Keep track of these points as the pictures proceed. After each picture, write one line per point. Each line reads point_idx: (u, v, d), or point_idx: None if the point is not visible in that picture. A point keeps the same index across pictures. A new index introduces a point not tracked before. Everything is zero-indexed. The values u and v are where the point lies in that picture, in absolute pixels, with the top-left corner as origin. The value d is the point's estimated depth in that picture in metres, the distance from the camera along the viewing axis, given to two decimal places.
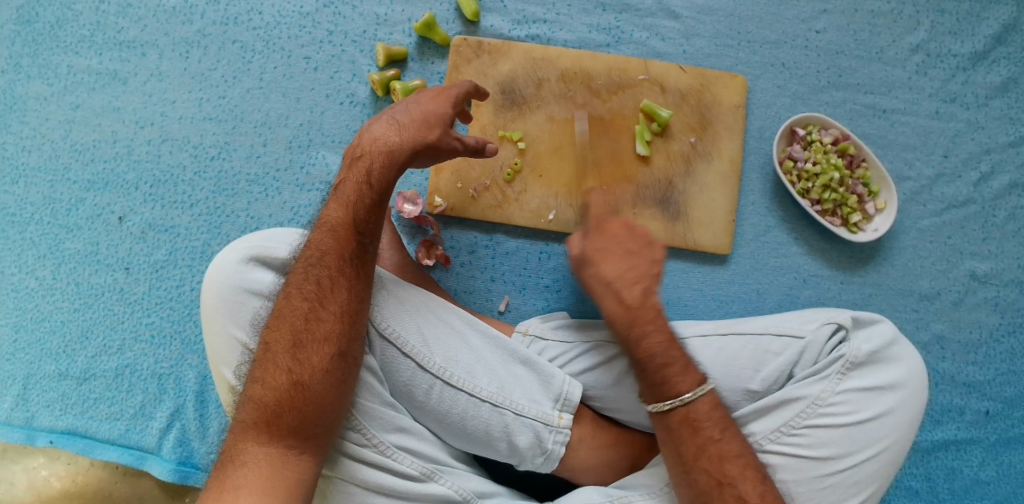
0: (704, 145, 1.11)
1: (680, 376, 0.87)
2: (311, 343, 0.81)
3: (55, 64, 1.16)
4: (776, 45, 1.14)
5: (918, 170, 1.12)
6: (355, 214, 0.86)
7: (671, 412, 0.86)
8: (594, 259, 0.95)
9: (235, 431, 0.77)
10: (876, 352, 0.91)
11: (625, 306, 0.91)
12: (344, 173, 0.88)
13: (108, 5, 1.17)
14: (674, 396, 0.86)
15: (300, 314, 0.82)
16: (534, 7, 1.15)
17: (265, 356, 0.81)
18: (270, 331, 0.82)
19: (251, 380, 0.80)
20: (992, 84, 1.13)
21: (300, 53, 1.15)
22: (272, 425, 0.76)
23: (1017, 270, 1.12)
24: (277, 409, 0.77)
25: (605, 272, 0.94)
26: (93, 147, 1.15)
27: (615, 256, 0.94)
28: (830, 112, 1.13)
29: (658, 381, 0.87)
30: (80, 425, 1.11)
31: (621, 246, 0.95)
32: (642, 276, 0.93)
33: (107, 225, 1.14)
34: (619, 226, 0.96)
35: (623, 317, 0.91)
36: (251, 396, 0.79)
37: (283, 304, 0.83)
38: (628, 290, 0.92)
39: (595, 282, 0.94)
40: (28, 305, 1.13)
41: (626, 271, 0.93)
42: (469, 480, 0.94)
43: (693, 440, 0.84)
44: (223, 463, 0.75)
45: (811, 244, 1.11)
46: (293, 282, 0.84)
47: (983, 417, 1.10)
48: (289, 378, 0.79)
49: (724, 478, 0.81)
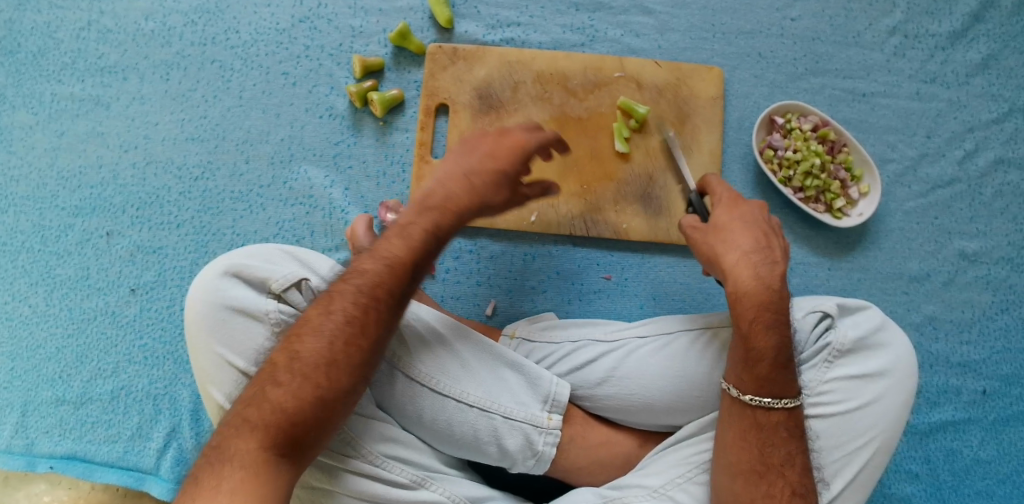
0: (683, 138, 1.10)
1: (786, 376, 0.81)
2: (347, 366, 0.75)
3: (38, 93, 1.18)
4: (751, 35, 1.14)
5: (901, 151, 1.11)
6: (417, 253, 0.83)
7: (773, 411, 0.81)
8: (727, 228, 0.89)
9: (236, 426, 0.70)
10: (863, 339, 0.90)
11: (764, 283, 0.84)
12: (412, 214, 0.85)
13: (88, 32, 1.18)
14: (777, 396, 0.81)
15: (340, 334, 0.76)
16: (507, 11, 1.15)
17: (290, 363, 0.74)
18: (305, 339, 0.75)
19: (269, 381, 0.73)
20: (972, 62, 1.12)
21: (278, 69, 1.16)
22: (284, 438, 0.70)
23: (1008, 247, 1.10)
24: (295, 422, 0.71)
25: (743, 242, 0.87)
26: (79, 173, 1.16)
27: (750, 230, 0.88)
28: (810, 99, 1.13)
29: (767, 379, 0.81)
30: (78, 449, 1.11)
31: (756, 223, 0.89)
32: (783, 260, 0.87)
33: (96, 250, 1.15)
34: (751, 204, 0.91)
35: (758, 294, 0.83)
36: (266, 397, 0.72)
37: (319, 317, 0.77)
38: (770, 268, 0.85)
39: (730, 251, 0.87)
40: (22, 333, 1.14)
41: (768, 249, 0.87)
42: (461, 485, 0.93)
43: (780, 447, 0.80)
44: (207, 460, 0.68)
45: (796, 232, 1.11)
46: (339, 297, 0.78)
47: (980, 397, 1.09)
48: (317, 394, 0.73)
49: (799, 489, 0.79)
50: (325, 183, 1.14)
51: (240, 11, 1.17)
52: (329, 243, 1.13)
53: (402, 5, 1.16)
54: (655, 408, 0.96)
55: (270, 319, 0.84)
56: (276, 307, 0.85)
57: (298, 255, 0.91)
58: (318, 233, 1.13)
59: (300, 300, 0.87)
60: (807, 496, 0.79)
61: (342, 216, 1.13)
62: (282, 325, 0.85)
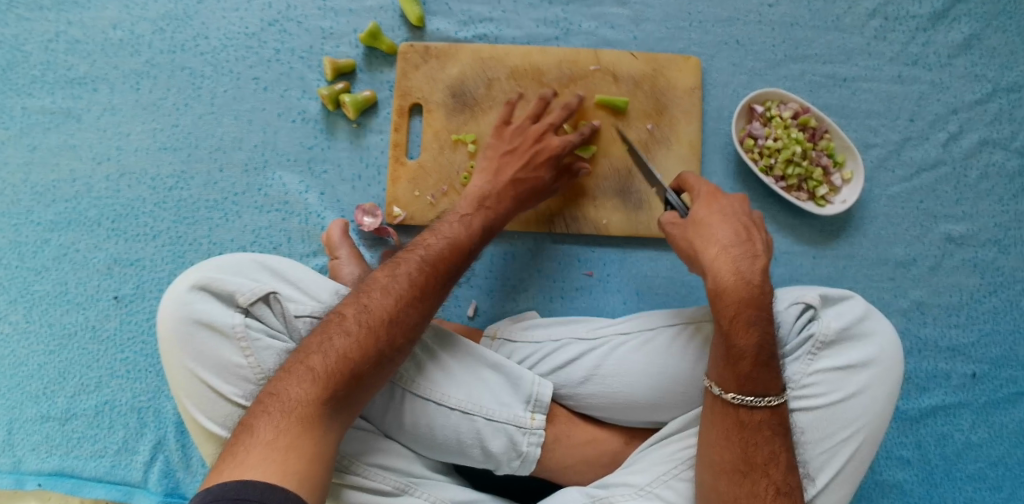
0: (661, 130, 1.09)
1: (770, 374, 0.81)
2: (404, 326, 0.80)
3: (8, 107, 1.16)
4: (728, 22, 1.12)
5: (884, 136, 1.09)
6: (470, 242, 0.92)
7: (755, 410, 0.80)
8: (706, 222, 0.88)
9: (298, 372, 0.73)
10: (847, 329, 0.89)
11: (744, 279, 0.83)
12: (472, 207, 0.96)
13: (55, 43, 1.16)
14: (762, 394, 0.80)
15: (406, 296, 0.81)
16: (479, 6, 1.13)
17: (356, 316, 0.78)
18: (373, 296, 0.80)
19: (335, 331, 0.77)
20: (955, 42, 1.10)
21: (249, 74, 1.15)
22: (341, 388, 0.73)
23: (994, 229, 1.09)
24: (353, 376, 0.74)
25: (721, 236, 0.86)
26: (53, 188, 1.15)
27: (730, 222, 0.87)
28: (789, 86, 1.11)
29: (750, 375, 0.80)
30: (66, 465, 1.11)
31: (735, 215, 0.88)
32: (762, 253, 0.86)
33: (74, 264, 1.14)
34: (737, 200, 0.90)
35: (738, 291, 0.82)
36: (329, 346, 0.75)
37: (385, 278, 0.83)
38: (750, 261, 0.84)
39: (709, 244, 0.86)
40: (3, 351, 1.14)
41: (747, 242, 0.86)
42: (448, 489, 0.92)
43: (766, 446, 0.80)
44: (266, 403, 0.71)
45: (779, 221, 1.09)
46: (404, 265, 0.85)
47: (970, 380, 1.07)
48: (377, 348, 0.77)
49: (785, 486, 0.79)
50: (300, 189, 1.13)
51: (208, 17, 1.16)
52: (308, 249, 1.12)
53: (372, 4, 1.14)
54: (639, 406, 0.96)
55: (237, 334, 0.84)
56: (243, 322, 0.84)
57: (269, 265, 0.90)
58: (296, 239, 1.12)
59: (268, 315, 0.86)
60: (792, 493, 0.79)
61: (319, 221, 1.12)
62: (249, 341, 0.84)
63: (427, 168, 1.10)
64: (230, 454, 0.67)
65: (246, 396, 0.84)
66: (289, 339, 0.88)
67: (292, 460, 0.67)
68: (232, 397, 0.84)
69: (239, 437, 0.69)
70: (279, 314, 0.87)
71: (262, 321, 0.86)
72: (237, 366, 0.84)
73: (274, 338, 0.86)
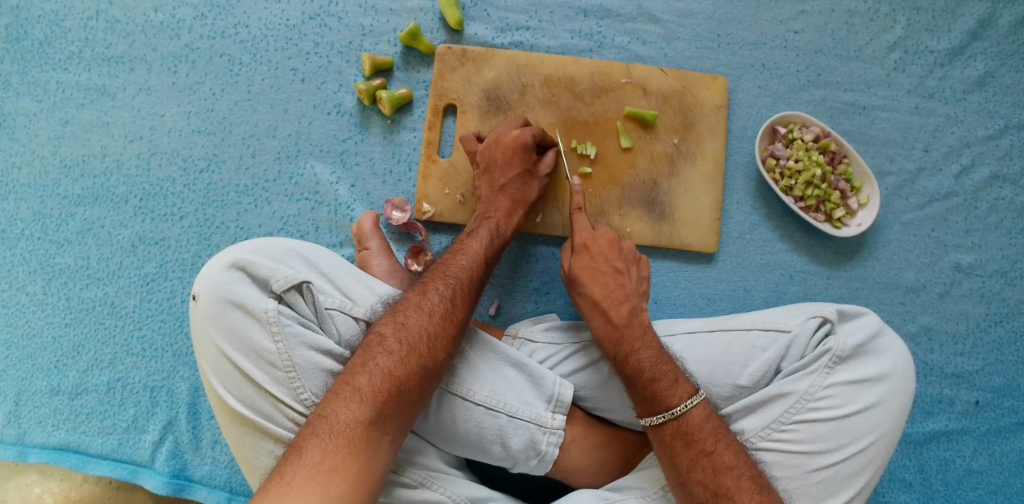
0: (687, 145, 1.12)
1: (671, 389, 0.89)
2: (442, 338, 0.86)
3: (43, 81, 1.17)
4: (755, 45, 1.16)
5: (900, 164, 1.14)
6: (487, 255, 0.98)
7: (662, 426, 0.88)
8: (580, 279, 1.00)
9: (342, 396, 0.79)
10: (861, 346, 0.91)
11: (612, 325, 0.95)
12: (477, 220, 1.02)
13: (95, 22, 1.18)
14: (665, 408, 0.88)
15: (439, 312, 0.88)
16: (517, 15, 1.16)
17: (396, 334, 0.84)
18: (409, 314, 0.87)
19: (378, 351, 0.83)
20: (970, 78, 1.15)
21: (287, 65, 1.16)
22: (385, 405, 0.79)
23: (1002, 260, 1.13)
24: (399, 393, 0.80)
25: (593, 293, 0.98)
26: (82, 162, 1.16)
27: (599, 277, 0.99)
28: (810, 111, 1.15)
29: (649, 395, 0.89)
30: (72, 441, 1.10)
31: (605, 265, 1.00)
32: (629, 296, 0.98)
33: (98, 240, 1.15)
34: (604, 243, 1.01)
35: (610, 336, 0.94)
36: (373, 366, 0.81)
37: (418, 297, 0.89)
38: (616, 310, 0.96)
39: (584, 303, 0.99)
40: (19, 321, 1.13)
41: (614, 291, 0.98)
42: (462, 485, 0.93)
43: (685, 454, 0.85)
44: (316, 425, 0.77)
45: (795, 240, 1.13)
46: (433, 283, 0.91)
47: (973, 407, 1.10)
48: (418, 363, 0.83)
49: (719, 489, 0.82)
50: (331, 180, 1.14)
51: (250, 6, 1.17)
52: (335, 239, 1.14)
53: (413, 5, 1.16)
54: None
55: (268, 319, 0.84)
56: (276, 307, 0.85)
57: (304, 254, 0.91)
58: (323, 229, 1.14)
59: (300, 303, 0.87)
60: None
61: (348, 213, 1.14)
62: (280, 327, 0.84)
63: (457, 167, 1.12)
64: (280, 476, 0.72)
65: (271, 381, 0.84)
66: (318, 328, 0.89)
67: (340, 484, 0.73)
68: (258, 380, 0.84)
69: (289, 458, 0.74)
70: (310, 304, 0.88)
71: (294, 308, 0.87)
72: (266, 350, 0.84)
73: (303, 327, 0.87)
